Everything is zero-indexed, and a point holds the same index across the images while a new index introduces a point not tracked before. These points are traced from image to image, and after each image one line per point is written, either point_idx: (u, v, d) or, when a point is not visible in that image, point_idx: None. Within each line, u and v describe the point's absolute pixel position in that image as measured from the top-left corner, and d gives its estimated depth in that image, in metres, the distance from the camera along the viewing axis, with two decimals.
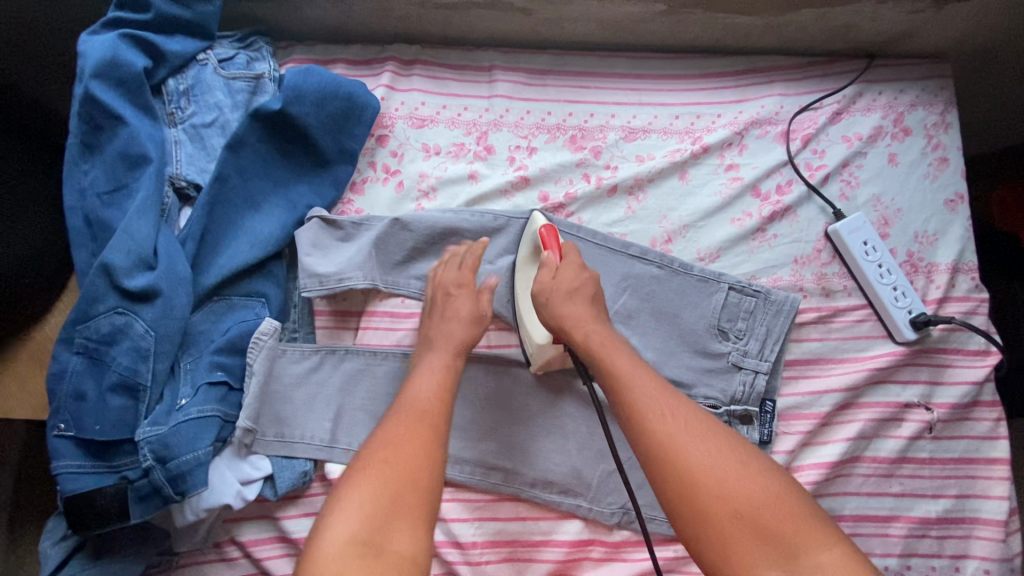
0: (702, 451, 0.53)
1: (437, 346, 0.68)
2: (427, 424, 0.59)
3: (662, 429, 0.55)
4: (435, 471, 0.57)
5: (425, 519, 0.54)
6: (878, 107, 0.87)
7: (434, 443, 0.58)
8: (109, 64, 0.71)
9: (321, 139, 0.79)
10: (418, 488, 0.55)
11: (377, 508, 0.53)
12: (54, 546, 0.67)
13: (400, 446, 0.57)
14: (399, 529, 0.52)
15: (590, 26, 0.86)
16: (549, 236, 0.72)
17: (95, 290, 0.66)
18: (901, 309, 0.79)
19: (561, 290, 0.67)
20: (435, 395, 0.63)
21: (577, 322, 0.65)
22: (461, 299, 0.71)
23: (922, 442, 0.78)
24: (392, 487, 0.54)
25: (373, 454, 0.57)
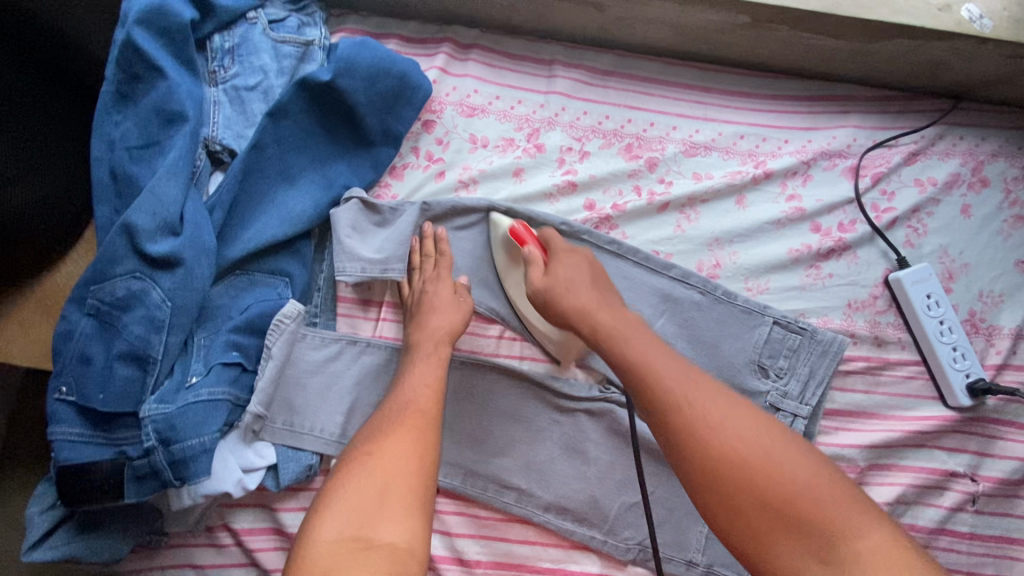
0: (742, 436, 0.48)
1: (424, 347, 0.65)
2: (414, 414, 0.56)
3: (699, 397, 0.51)
4: (426, 456, 0.53)
5: (418, 508, 0.50)
6: (957, 153, 0.81)
7: (422, 428, 0.55)
8: (156, 12, 0.67)
9: (367, 117, 0.74)
10: (407, 476, 0.51)
11: (363, 501, 0.49)
12: (40, 514, 0.64)
13: (384, 438, 0.54)
14: (390, 519, 0.48)
15: (664, 30, 0.80)
16: (523, 232, 0.71)
17: (114, 251, 0.63)
18: (958, 371, 0.74)
19: (556, 285, 0.65)
20: (421, 385, 0.60)
21: (577, 304, 0.63)
22: (438, 293, 0.69)
23: (963, 515, 0.73)
24: (379, 479, 0.51)
25: (358, 453, 0.53)
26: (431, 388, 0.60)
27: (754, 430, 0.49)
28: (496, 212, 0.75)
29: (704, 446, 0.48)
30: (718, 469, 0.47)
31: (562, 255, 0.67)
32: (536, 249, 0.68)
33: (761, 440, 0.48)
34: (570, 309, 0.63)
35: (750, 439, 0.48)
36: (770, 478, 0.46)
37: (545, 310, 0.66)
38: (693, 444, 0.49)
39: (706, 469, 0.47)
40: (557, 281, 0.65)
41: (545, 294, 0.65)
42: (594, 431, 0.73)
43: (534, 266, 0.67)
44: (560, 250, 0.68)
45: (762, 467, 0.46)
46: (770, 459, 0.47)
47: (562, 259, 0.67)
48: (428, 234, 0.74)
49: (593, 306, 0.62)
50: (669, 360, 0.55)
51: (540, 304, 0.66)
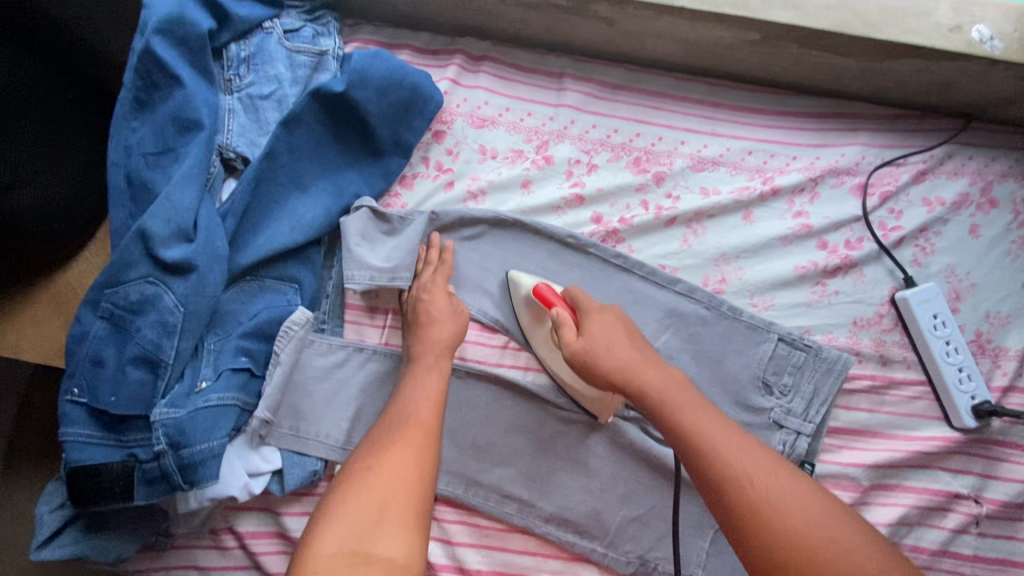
0: (801, 516, 0.50)
1: (425, 351, 0.66)
2: (415, 427, 0.57)
3: (755, 473, 0.53)
4: (426, 469, 0.54)
5: (416, 522, 0.50)
6: (966, 173, 0.81)
7: (422, 441, 0.55)
8: (173, 21, 0.68)
9: (379, 128, 0.75)
10: (406, 490, 0.52)
11: (362, 516, 0.49)
12: (50, 513, 0.64)
13: (385, 450, 0.54)
14: (389, 535, 0.48)
15: (675, 46, 0.81)
16: (548, 292, 0.69)
17: (129, 257, 0.64)
18: (964, 393, 0.74)
19: (594, 345, 0.64)
20: (422, 397, 0.60)
21: (621, 363, 0.63)
22: (434, 303, 0.69)
23: (965, 537, 0.73)
24: (378, 493, 0.51)
25: (359, 466, 0.53)
26: (431, 400, 0.60)
27: (824, 519, 0.49)
28: (513, 274, 0.74)
29: (776, 534, 0.49)
30: (780, 551, 0.48)
31: (593, 313, 0.67)
32: (565, 310, 0.67)
33: (830, 528, 0.49)
34: (613, 368, 0.62)
35: (811, 519, 0.49)
36: (847, 570, 0.46)
37: (582, 372, 0.65)
38: (765, 533, 0.49)
39: (767, 548, 0.49)
40: (596, 342, 0.64)
41: (583, 355, 0.64)
42: (597, 443, 0.73)
43: (565, 328, 0.66)
44: (590, 308, 0.67)
45: (822, 551, 0.48)
46: (846, 552, 0.47)
47: (594, 318, 0.66)
48: (433, 243, 0.74)
49: (639, 365, 0.63)
50: (729, 436, 0.56)
51: (578, 366, 0.65)
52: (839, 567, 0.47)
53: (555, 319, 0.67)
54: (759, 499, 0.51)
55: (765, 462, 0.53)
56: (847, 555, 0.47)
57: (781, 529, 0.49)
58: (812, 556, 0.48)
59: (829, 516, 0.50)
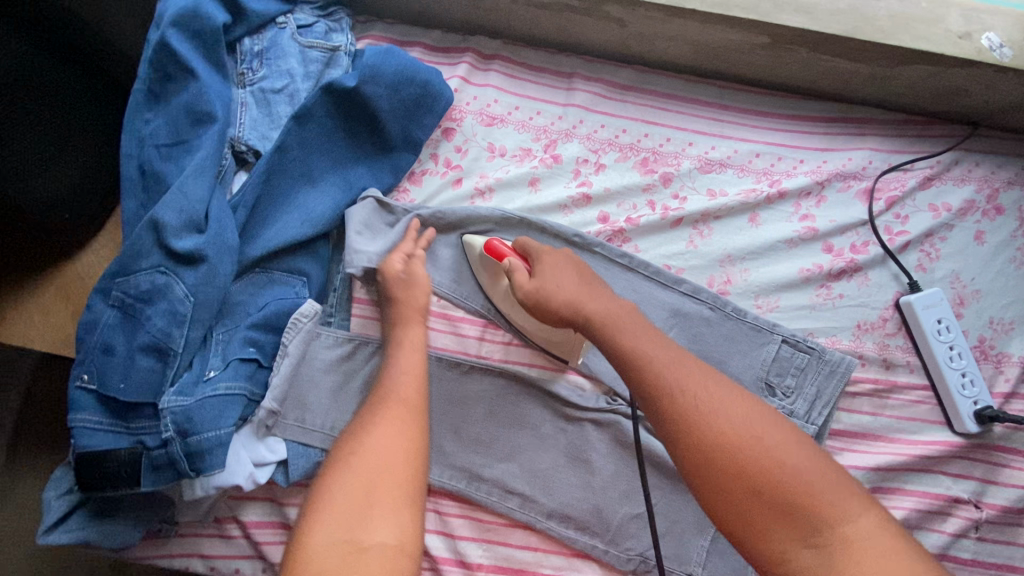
0: (735, 415, 0.49)
1: (408, 319, 0.68)
2: (398, 406, 0.57)
3: (683, 377, 0.52)
4: (415, 450, 0.54)
5: (409, 504, 0.51)
6: (972, 179, 0.81)
7: (407, 424, 0.56)
8: (190, 16, 0.70)
9: (389, 124, 0.76)
10: (393, 472, 0.52)
11: (349, 503, 0.49)
12: (57, 499, 0.65)
13: (367, 436, 0.54)
14: (381, 517, 0.49)
15: (684, 48, 0.81)
16: (499, 245, 0.71)
17: (140, 246, 0.64)
18: (967, 398, 0.74)
19: (544, 285, 0.64)
20: (403, 376, 0.61)
21: (569, 297, 0.63)
22: (417, 280, 0.70)
23: (965, 541, 0.73)
24: (364, 479, 0.51)
25: (341, 453, 0.53)
26: (413, 379, 0.61)
27: (750, 418, 0.48)
28: (467, 237, 0.75)
29: (704, 433, 0.48)
30: (709, 446, 0.47)
31: (543, 256, 0.68)
32: (517, 260, 0.69)
33: (756, 427, 0.48)
34: (563, 301, 0.62)
35: (743, 418, 0.48)
36: (767, 462, 0.46)
37: (536, 313, 0.65)
38: (692, 433, 0.48)
39: (695, 442, 0.48)
40: (547, 281, 0.64)
41: (536, 296, 0.64)
42: (600, 441, 0.74)
43: (519, 274, 0.67)
44: (539, 251, 0.69)
45: (751, 446, 0.47)
46: (766, 447, 0.46)
47: (545, 259, 0.67)
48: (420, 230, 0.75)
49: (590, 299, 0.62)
50: (663, 351, 0.55)
51: (533, 309, 0.65)
52: (759, 459, 0.46)
53: (508, 267, 0.68)
54: (689, 401, 0.50)
55: (696, 371, 0.52)
56: (768, 449, 0.46)
57: (706, 428, 0.48)
58: (734, 451, 0.47)
59: (757, 417, 0.49)
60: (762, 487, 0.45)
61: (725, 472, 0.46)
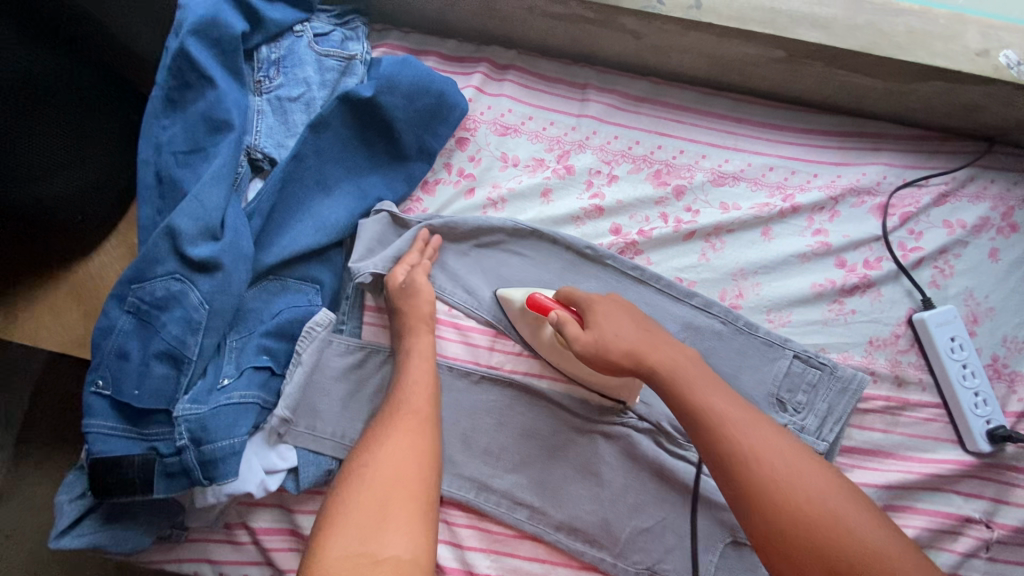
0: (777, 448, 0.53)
1: (415, 330, 0.68)
2: (408, 418, 0.59)
3: (728, 407, 0.57)
4: (424, 461, 0.56)
5: (419, 515, 0.51)
6: (987, 196, 0.81)
7: (419, 435, 0.57)
8: (208, 23, 0.70)
9: (404, 133, 0.76)
10: (408, 484, 0.53)
11: (364, 515, 0.50)
12: (70, 502, 0.66)
13: (380, 447, 0.56)
14: (392, 528, 0.49)
15: (699, 60, 0.81)
16: (542, 300, 0.69)
17: (157, 253, 0.65)
18: (979, 417, 0.74)
19: (604, 338, 0.64)
20: (412, 386, 0.63)
21: (630, 346, 0.63)
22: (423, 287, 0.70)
23: (976, 562, 0.72)
24: (379, 491, 0.52)
25: (355, 465, 0.55)
26: (423, 391, 0.63)
27: (827, 492, 0.50)
28: (501, 292, 0.74)
29: (748, 457, 0.53)
30: (751, 472, 0.52)
31: (592, 304, 0.68)
32: (564, 312, 0.67)
33: (836, 507, 0.50)
34: (624, 352, 0.63)
35: (783, 451, 0.53)
36: (821, 516, 0.49)
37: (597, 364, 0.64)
38: (737, 457, 0.53)
39: (739, 464, 0.53)
40: (605, 332, 0.64)
41: (593, 352, 0.64)
42: (609, 453, 0.74)
43: (571, 325, 0.66)
44: (589, 300, 0.68)
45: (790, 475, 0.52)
46: (804, 481, 0.51)
47: (599, 312, 0.66)
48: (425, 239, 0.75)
49: (678, 359, 0.62)
50: (741, 413, 0.57)
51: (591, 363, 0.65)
52: (842, 543, 0.48)
53: (555, 320, 0.67)
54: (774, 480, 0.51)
55: (779, 442, 0.54)
56: (844, 526, 0.48)
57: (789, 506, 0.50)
58: (810, 526, 0.49)
59: (838, 497, 0.50)
60: (842, 573, 0.47)
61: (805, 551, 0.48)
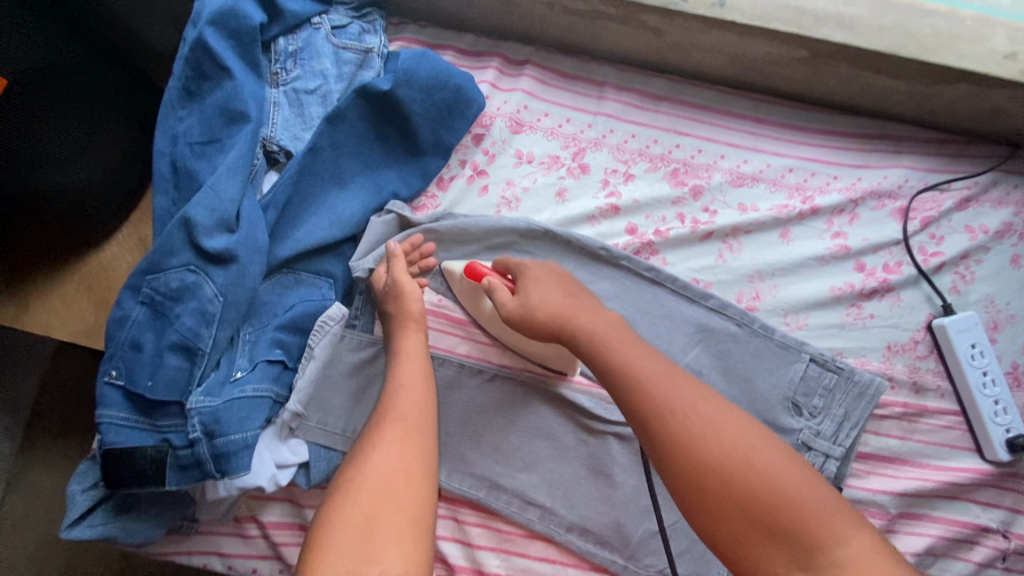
0: (703, 414, 0.51)
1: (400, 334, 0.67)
2: (397, 425, 0.57)
3: (657, 379, 0.54)
4: (418, 471, 0.54)
5: (417, 530, 0.50)
6: (1010, 202, 0.79)
7: (411, 444, 0.55)
8: (227, 14, 0.70)
9: (420, 127, 0.76)
10: (396, 496, 0.51)
11: (350, 534, 0.48)
12: (83, 492, 0.66)
13: (368, 458, 0.53)
14: (387, 546, 0.47)
15: (720, 59, 0.80)
16: (478, 267, 0.71)
17: (171, 243, 0.64)
18: (999, 425, 0.72)
19: (529, 303, 0.64)
20: (403, 391, 0.60)
21: (554, 312, 0.63)
22: (409, 295, 0.68)
23: (992, 572, 0.71)
24: (365, 508, 0.50)
25: (343, 480, 0.52)
26: (412, 395, 0.60)
27: (754, 452, 0.48)
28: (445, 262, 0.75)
29: (682, 433, 0.50)
30: (685, 447, 0.49)
31: (528, 272, 0.68)
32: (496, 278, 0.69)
33: (759, 457, 0.48)
34: (549, 317, 0.63)
35: (709, 417, 0.50)
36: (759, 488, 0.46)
37: (525, 330, 0.65)
38: (668, 432, 0.50)
39: (672, 440, 0.50)
40: (531, 299, 0.65)
41: (519, 312, 0.65)
42: (622, 455, 0.73)
43: (500, 291, 0.67)
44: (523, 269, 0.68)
45: (722, 444, 0.49)
46: (735, 448, 0.48)
47: (532, 277, 0.67)
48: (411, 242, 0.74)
49: (602, 330, 0.60)
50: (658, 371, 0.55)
51: (517, 324, 0.65)
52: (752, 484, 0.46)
53: (488, 286, 0.68)
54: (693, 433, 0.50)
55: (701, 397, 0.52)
56: (777, 486, 0.46)
57: (701, 454, 0.48)
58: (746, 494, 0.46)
59: (761, 447, 0.49)
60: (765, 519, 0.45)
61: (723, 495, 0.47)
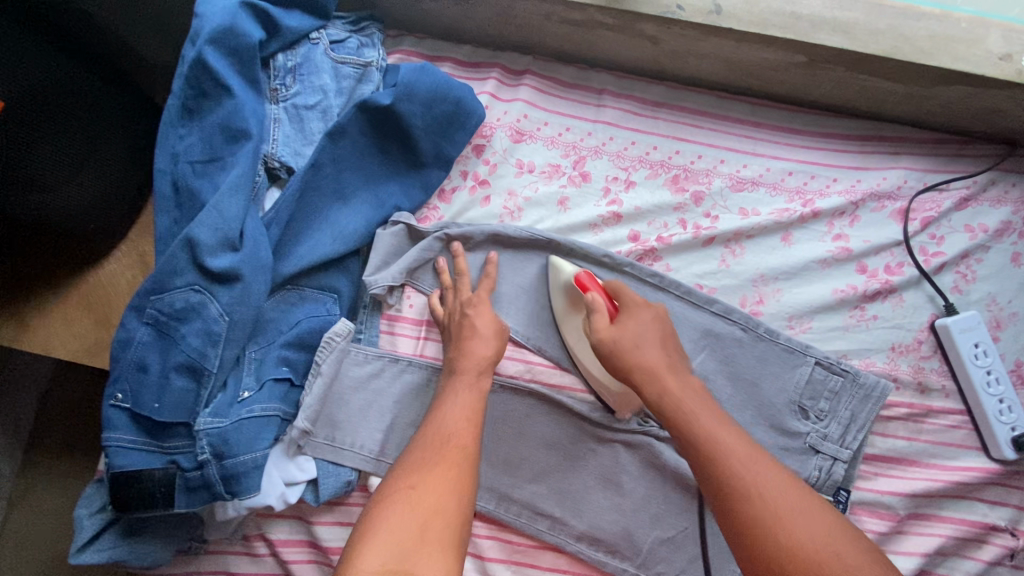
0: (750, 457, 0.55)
1: (465, 369, 0.65)
2: (454, 449, 0.56)
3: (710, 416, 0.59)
4: (464, 496, 0.53)
5: (454, 550, 0.49)
6: (1009, 201, 0.80)
7: (462, 465, 0.55)
8: (225, 31, 0.69)
9: (421, 141, 0.76)
10: (447, 513, 0.51)
11: (403, 539, 0.48)
12: (89, 517, 0.65)
13: (427, 471, 0.54)
14: (430, 560, 0.47)
15: (718, 65, 0.81)
16: (588, 279, 0.70)
17: (175, 264, 0.64)
18: (1004, 424, 0.73)
19: (624, 338, 0.64)
20: (457, 417, 0.60)
21: (643, 360, 0.63)
22: (479, 317, 0.69)
23: (1001, 569, 0.72)
24: (418, 517, 0.50)
25: (399, 484, 0.53)
26: (471, 420, 0.60)
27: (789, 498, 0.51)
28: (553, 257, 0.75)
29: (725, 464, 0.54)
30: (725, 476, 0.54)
31: (632, 308, 0.67)
32: (600, 295, 0.68)
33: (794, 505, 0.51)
34: (636, 363, 0.63)
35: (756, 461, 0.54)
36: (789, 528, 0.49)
37: (607, 363, 0.65)
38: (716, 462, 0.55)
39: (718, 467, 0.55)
40: (625, 335, 0.64)
41: (612, 344, 0.64)
42: (630, 463, 0.73)
43: (598, 315, 0.66)
44: (629, 303, 0.67)
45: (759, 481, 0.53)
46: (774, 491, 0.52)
47: (632, 313, 0.66)
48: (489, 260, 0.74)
49: (663, 369, 0.63)
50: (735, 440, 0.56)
51: (606, 354, 0.65)
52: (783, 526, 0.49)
53: (590, 303, 0.67)
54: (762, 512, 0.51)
55: (771, 468, 0.54)
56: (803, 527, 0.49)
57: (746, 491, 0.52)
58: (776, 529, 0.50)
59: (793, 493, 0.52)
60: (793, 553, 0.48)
61: (787, 575, 0.47)
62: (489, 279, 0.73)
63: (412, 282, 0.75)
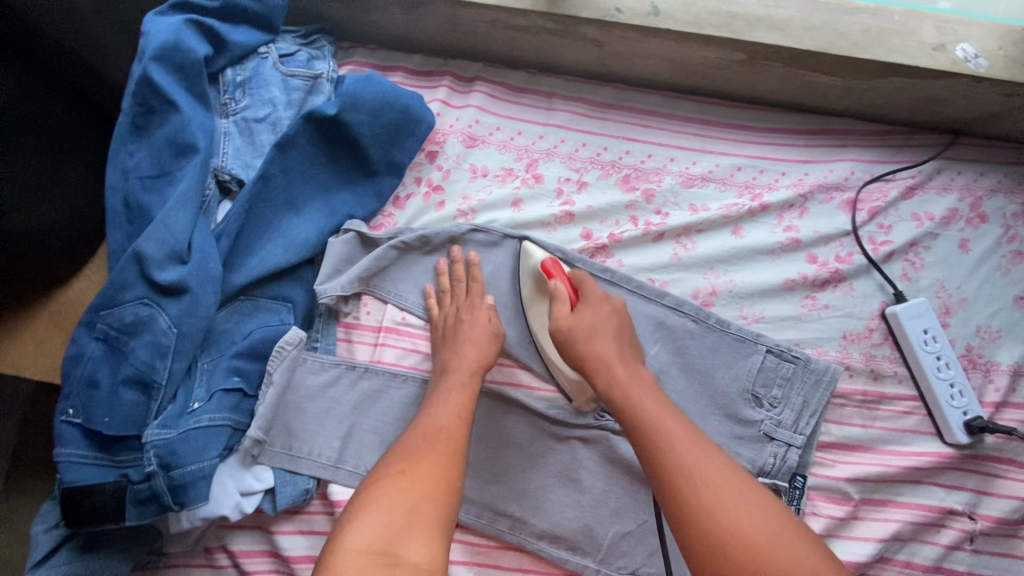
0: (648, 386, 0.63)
1: (456, 370, 0.67)
2: (444, 442, 0.58)
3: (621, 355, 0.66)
4: (452, 486, 0.54)
5: (441, 532, 0.51)
6: (955, 188, 0.81)
7: (451, 460, 0.56)
8: (171, 49, 0.70)
9: (371, 149, 0.77)
10: (436, 500, 0.52)
11: (394, 520, 0.50)
12: (44, 533, 0.66)
13: (417, 461, 0.55)
14: (417, 538, 0.49)
15: (662, 65, 0.82)
16: (554, 266, 0.71)
17: (124, 278, 0.65)
18: (956, 409, 0.74)
19: (580, 328, 0.67)
20: (447, 413, 0.62)
21: (595, 352, 0.65)
22: (472, 321, 0.71)
23: (960, 553, 0.72)
24: (410, 501, 0.51)
25: (390, 471, 0.55)
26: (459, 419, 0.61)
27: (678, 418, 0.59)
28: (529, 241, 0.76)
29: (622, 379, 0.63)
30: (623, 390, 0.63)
31: (593, 300, 0.69)
32: (564, 284, 0.70)
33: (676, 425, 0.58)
34: (588, 355, 0.65)
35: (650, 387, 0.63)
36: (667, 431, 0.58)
37: (563, 350, 0.68)
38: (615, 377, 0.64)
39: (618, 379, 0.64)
40: (581, 324, 0.67)
41: (567, 333, 0.67)
42: (588, 459, 0.73)
43: (559, 304, 0.69)
44: (592, 294, 0.69)
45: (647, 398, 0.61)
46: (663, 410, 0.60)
47: (591, 304, 0.68)
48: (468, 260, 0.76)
49: (613, 357, 0.65)
50: (686, 434, 0.57)
51: (561, 342, 0.68)
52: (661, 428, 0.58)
53: (553, 290, 0.69)
54: (662, 445, 0.57)
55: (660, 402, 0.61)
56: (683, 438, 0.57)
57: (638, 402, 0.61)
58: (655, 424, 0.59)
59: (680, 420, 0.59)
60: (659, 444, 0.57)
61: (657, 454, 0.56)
62: (474, 278, 0.75)
63: (370, 290, 0.76)
